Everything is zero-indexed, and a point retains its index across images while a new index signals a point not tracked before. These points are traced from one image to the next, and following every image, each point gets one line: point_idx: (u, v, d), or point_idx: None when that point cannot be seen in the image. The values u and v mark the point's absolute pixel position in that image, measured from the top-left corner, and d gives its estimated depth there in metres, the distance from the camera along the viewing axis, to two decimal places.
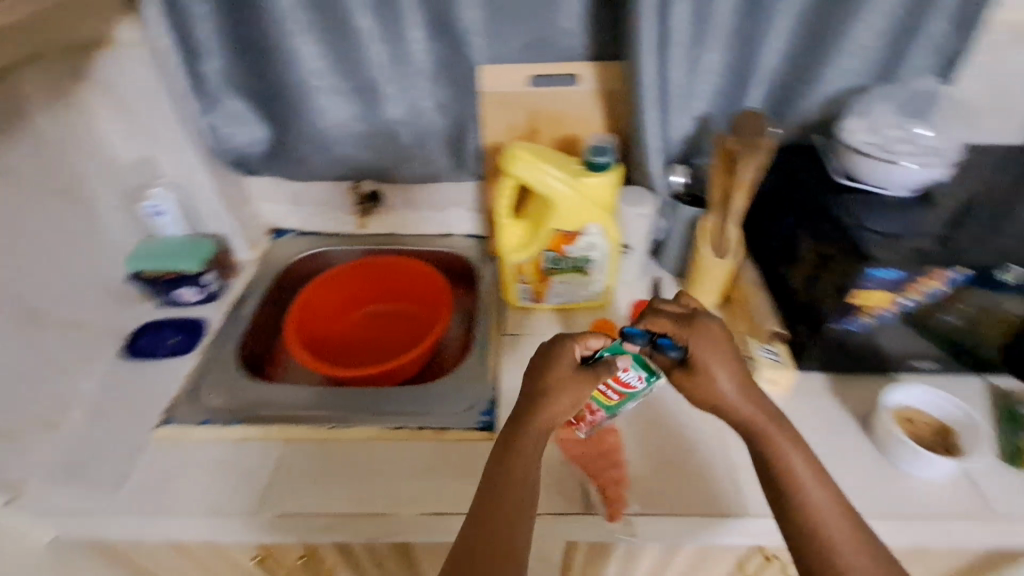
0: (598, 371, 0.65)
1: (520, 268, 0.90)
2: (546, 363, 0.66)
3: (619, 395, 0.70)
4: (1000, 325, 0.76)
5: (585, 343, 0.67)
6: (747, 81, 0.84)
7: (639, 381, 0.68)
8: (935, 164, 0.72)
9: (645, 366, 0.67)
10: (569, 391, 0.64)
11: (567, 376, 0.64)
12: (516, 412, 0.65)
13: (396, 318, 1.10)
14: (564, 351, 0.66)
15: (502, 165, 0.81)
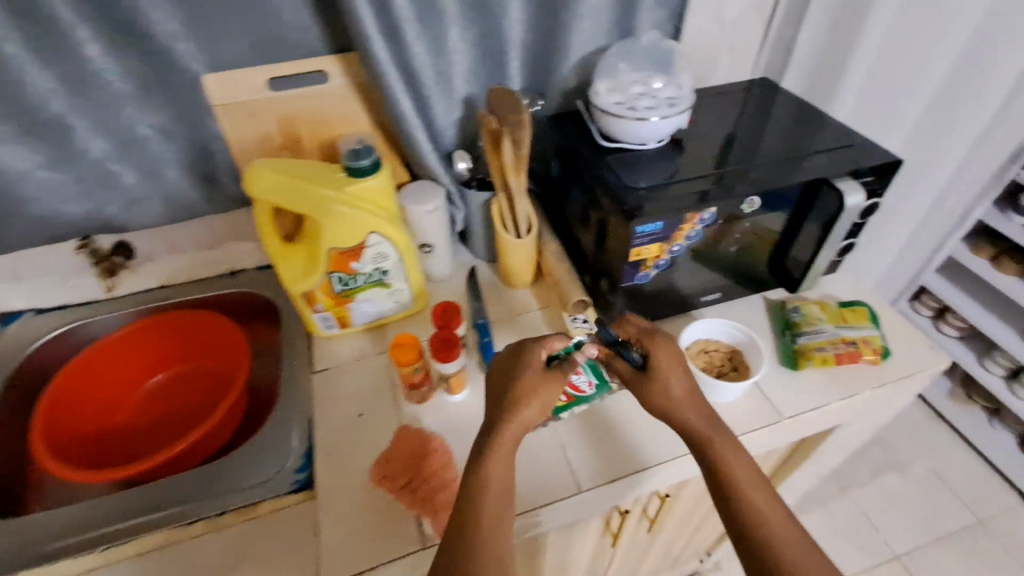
0: (563, 370, 0.67)
1: (311, 296, 0.79)
2: (518, 363, 0.66)
3: (569, 398, 0.75)
4: (760, 242, 0.84)
5: (548, 344, 0.68)
6: (499, 55, 0.82)
7: (587, 386, 0.77)
8: (674, 113, 0.76)
9: (595, 373, 0.78)
10: (538, 388, 0.64)
11: (537, 375, 0.65)
12: (491, 416, 0.63)
13: (194, 383, 0.95)
14: (533, 350, 0.67)
15: (248, 190, 0.71)
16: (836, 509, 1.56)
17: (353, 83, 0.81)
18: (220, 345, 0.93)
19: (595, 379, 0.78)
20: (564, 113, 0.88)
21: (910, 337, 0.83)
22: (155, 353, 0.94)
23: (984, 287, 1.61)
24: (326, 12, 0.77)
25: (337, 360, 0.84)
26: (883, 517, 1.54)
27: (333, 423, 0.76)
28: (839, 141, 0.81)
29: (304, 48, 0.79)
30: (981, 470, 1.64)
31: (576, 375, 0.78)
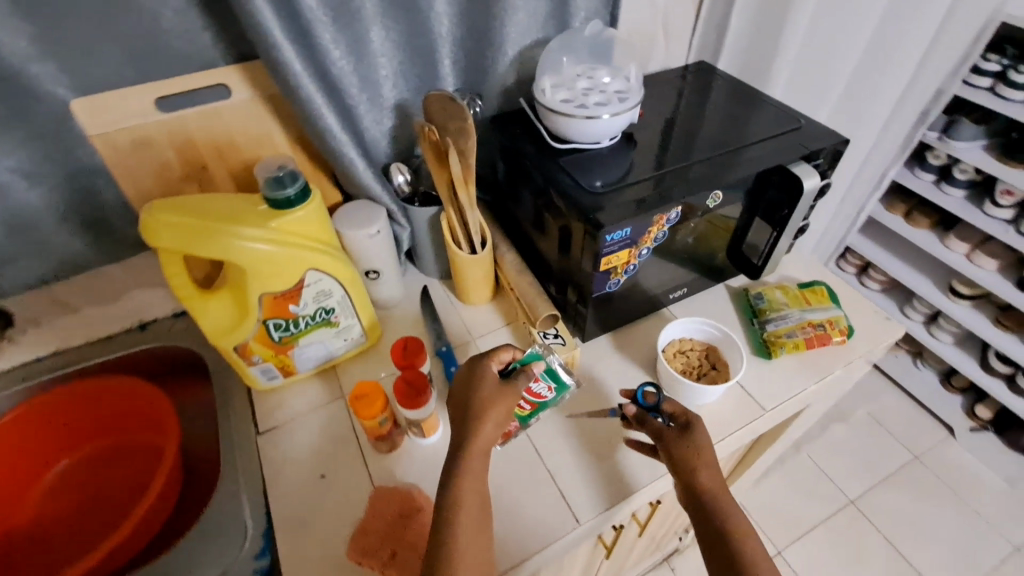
0: (517, 382, 0.62)
1: (246, 349, 0.69)
2: (471, 381, 0.62)
3: (532, 404, 0.69)
4: (719, 232, 0.82)
5: (496, 357, 0.64)
6: (429, 55, 0.73)
7: (549, 390, 0.68)
8: (626, 108, 0.70)
9: (555, 377, 0.67)
10: (496, 406, 0.60)
11: (495, 392, 0.61)
12: (454, 445, 0.59)
13: (115, 460, 0.81)
14: (484, 367, 0.63)
15: (149, 241, 0.59)
16: (793, 465, 1.63)
17: (262, 97, 0.70)
18: (143, 412, 0.80)
19: (555, 384, 0.68)
20: (506, 112, 0.81)
21: (864, 311, 0.85)
22: (58, 433, 0.79)
23: (900, 241, 1.72)
24: (218, 16, 0.65)
25: (287, 414, 0.74)
26: (833, 466, 1.63)
27: (293, 490, 0.67)
28: (786, 124, 0.80)
29: (196, 60, 0.67)
30: (910, 409, 1.78)
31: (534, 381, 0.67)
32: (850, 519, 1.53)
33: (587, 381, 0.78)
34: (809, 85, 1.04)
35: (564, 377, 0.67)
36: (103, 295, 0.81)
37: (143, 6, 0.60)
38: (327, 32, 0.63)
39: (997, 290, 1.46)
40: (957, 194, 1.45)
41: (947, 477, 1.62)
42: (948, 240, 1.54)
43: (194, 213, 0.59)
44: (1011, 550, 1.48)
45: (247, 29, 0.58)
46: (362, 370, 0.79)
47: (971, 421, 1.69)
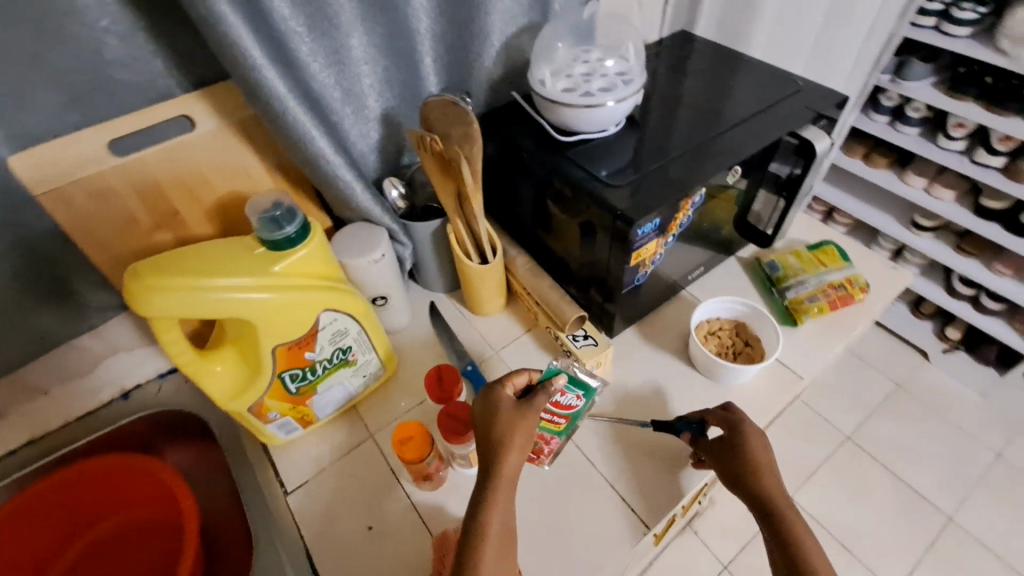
0: (535, 402, 0.56)
1: (261, 407, 0.62)
2: (487, 409, 0.56)
3: (566, 417, 0.62)
4: (727, 206, 0.79)
5: (511, 381, 0.58)
6: (413, 56, 0.67)
7: (579, 398, 0.61)
8: (631, 92, 0.67)
9: (581, 384, 0.59)
10: (517, 434, 0.53)
11: (512, 416, 0.55)
12: (476, 484, 0.52)
13: (120, 548, 0.72)
14: (499, 391, 0.57)
15: (136, 309, 0.51)
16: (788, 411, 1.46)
17: (230, 123, 0.62)
18: (148, 489, 0.72)
19: (582, 391, 0.60)
20: (498, 108, 0.76)
21: (871, 265, 0.87)
22: (49, 532, 0.69)
23: (861, 181, 1.54)
24: (173, 39, 0.56)
25: (314, 467, 0.68)
26: (827, 405, 1.46)
27: (339, 547, 0.61)
28: (783, 88, 0.79)
29: (151, 91, 0.58)
30: (886, 341, 1.59)
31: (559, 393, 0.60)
32: (852, 458, 1.36)
33: (622, 378, 0.75)
34: (782, 43, 1.04)
35: (591, 380, 0.59)
36: (75, 368, 0.71)
37: (82, 35, 0.51)
38: (304, 45, 0.57)
39: (956, 220, 1.30)
40: (912, 132, 1.29)
41: (932, 400, 1.47)
42: (906, 175, 1.37)
43: (185, 272, 0.52)
44: (994, 458, 1.35)
45: (219, 53, 0.51)
46: (385, 406, 0.73)
47: (943, 343, 1.52)
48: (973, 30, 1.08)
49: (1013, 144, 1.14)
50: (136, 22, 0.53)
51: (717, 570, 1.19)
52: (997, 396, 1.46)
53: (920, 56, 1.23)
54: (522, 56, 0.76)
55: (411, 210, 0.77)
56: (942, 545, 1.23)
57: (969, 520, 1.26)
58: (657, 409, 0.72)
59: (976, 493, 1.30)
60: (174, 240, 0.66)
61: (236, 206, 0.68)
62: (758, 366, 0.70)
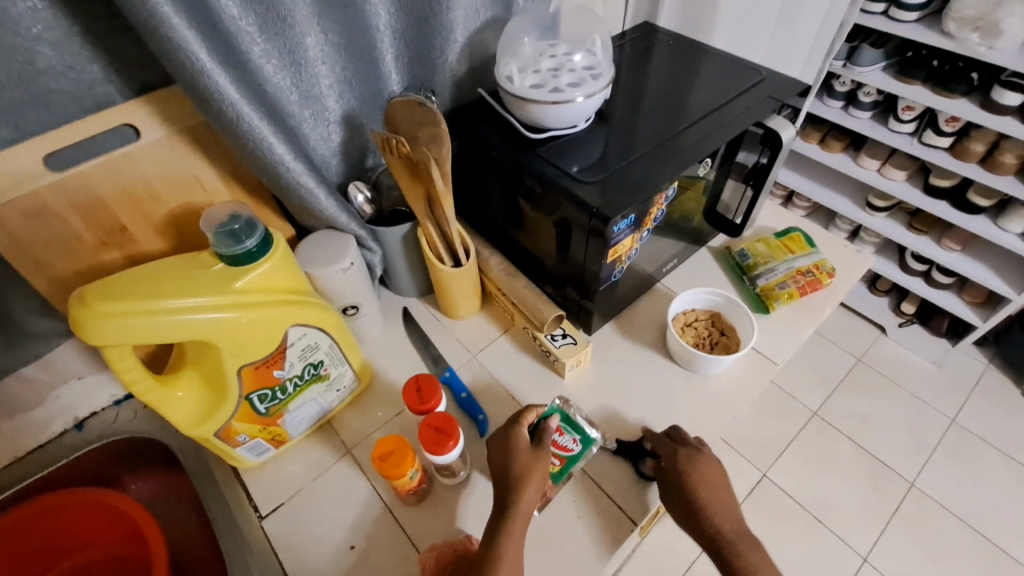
0: (545, 441, 0.59)
1: (228, 431, 0.59)
2: (507, 451, 0.58)
3: (561, 460, 0.62)
4: (697, 197, 0.79)
5: (526, 420, 0.61)
6: (374, 55, 0.65)
7: (575, 444, 0.63)
8: (600, 87, 0.65)
9: (576, 426, 0.64)
10: (533, 475, 0.56)
11: (529, 458, 0.57)
12: (492, 521, 0.54)
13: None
14: (517, 432, 0.59)
15: (86, 338, 0.47)
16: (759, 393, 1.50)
17: (179, 131, 0.58)
18: (115, 523, 0.67)
19: (579, 435, 0.63)
20: (464, 106, 0.74)
21: (835, 247, 0.89)
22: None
23: (817, 164, 1.59)
24: (114, 44, 0.52)
25: (290, 489, 0.65)
26: (794, 382, 1.51)
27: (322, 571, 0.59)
28: (747, 78, 0.79)
29: (93, 101, 0.54)
30: (844, 317, 1.66)
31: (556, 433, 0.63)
32: (819, 432, 1.41)
33: (600, 374, 0.75)
34: (742, 33, 1.05)
35: (588, 428, 0.63)
36: (23, 402, 0.66)
37: (12, 44, 0.46)
38: (256, 45, 0.54)
39: (909, 201, 1.35)
40: (863, 116, 1.33)
41: (890, 372, 1.53)
42: (860, 158, 1.41)
43: (138, 295, 0.48)
44: (948, 423, 1.43)
45: (163, 58, 0.47)
46: (362, 419, 0.70)
47: (898, 318, 1.57)
48: (920, 14, 1.12)
49: (959, 125, 1.18)
50: (72, 27, 0.49)
51: (697, 549, 1.21)
52: (948, 364, 1.53)
53: (868, 41, 1.23)
54: (486, 51, 0.74)
55: (379, 215, 0.74)
56: (906, 509, 1.29)
57: (929, 484, 1.33)
58: (637, 405, 0.72)
59: (934, 459, 1.36)
60: (124, 258, 0.62)
61: (189, 218, 0.64)
62: (735, 355, 0.70)
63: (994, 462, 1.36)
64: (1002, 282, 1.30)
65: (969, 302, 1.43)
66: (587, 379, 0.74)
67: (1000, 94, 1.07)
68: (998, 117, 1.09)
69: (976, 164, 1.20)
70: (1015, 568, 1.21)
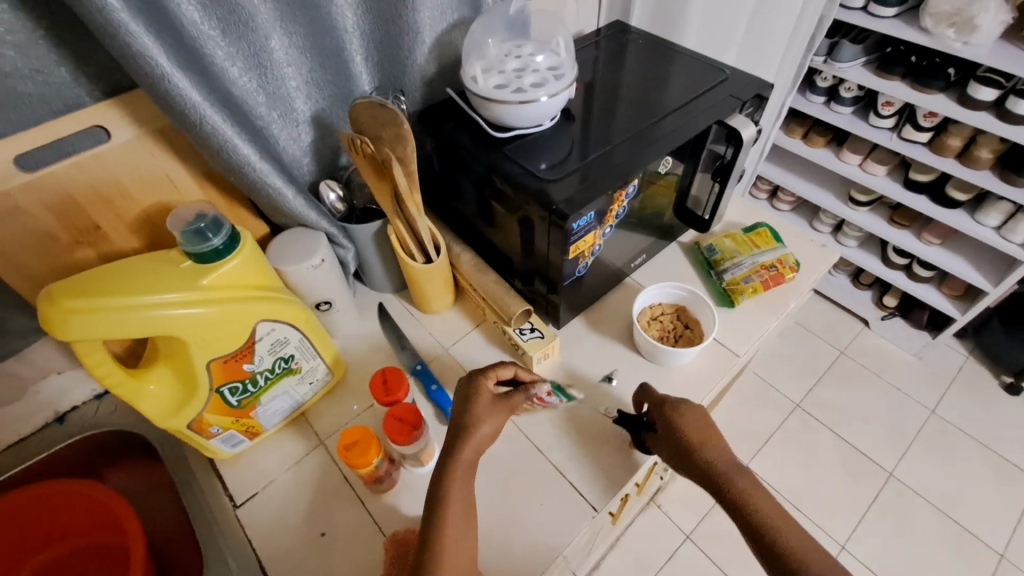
0: (514, 400, 0.61)
1: (201, 423, 0.61)
2: (468, 397, 0.60)
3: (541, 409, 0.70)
4: (667, 193, 0.81)
5: (495, 374, 0.62)
6: (341, 56, 0.66)
7: (552, 402, 0.70)
8: (563, 86, 0.67)
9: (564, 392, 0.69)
10: (484, 424, 0.57)
11: (487, 410, 0.59)
12: (431, 491, 0.54)
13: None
14: (483, 383, 0.60)
15: (54, 334, 0.49)
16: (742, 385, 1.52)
17: (149, 131, 0.60)
18: (93, 514, 0.69)
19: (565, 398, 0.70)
20: (433, 105, 0.76)
21: (803, 242, 0.91)
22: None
23: (800, 159, 1.60)
24: (77, 47, 0.53)
25: (264, 478, 0.67)
26: (776, 374, 1.53)
27: (295, 556, 0.61)
28: (712, 75, 0.81)
29: (61, 103, 0.55)
30: (826, 309, 1.68)
31: (546, 396, 0.67)
32: (801, 424, 1.43)
33: (568, 368, 0.77)
34: (713, 35, 1.07)
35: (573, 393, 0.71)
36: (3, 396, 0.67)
37: None
38: (219, 49, 0.55)
39: (888, 194, 1.37)
40: (845, 112, 1.34)
41: (871, 364, 1.55)
42: (841, 153, 1.42)
43: (104, 291, 0.50)
44: (927, 414, 1.45)
45: (125, 65, 0.49)
46: (336, 410, 0.72)
47: (880, 311, 1.60)
48: (898, 10, 1.13)
49: (937, 119, 1.20)
50: (34, 30, 0.50)
51: (680, 538, 1.24)
52: (927, 355, 1.56)
53: (848, 37, 1.24)
54: (454, 51, 0.76)
55: (351, 212, 0.76)
56: (883, 498, 1.32)
57: (907, 473, 1.35)
58: (607, 398, 0.74)
59: (912, 446, 1.39)
60: (97, 256, 0.64)
61: (162, 217, 0.66)
62: (697, 347, 0.72)
63: (970, 452, 1.39)
64: (978, 276, 1.32)
65: (948, 295, 1.45)
66: (556, 372, 0.77)
67: (975, 89, 1.09)
68: (974, 112, 1.10)
69: (953, 158, 1.21)
70: (989, 555, 1.23)
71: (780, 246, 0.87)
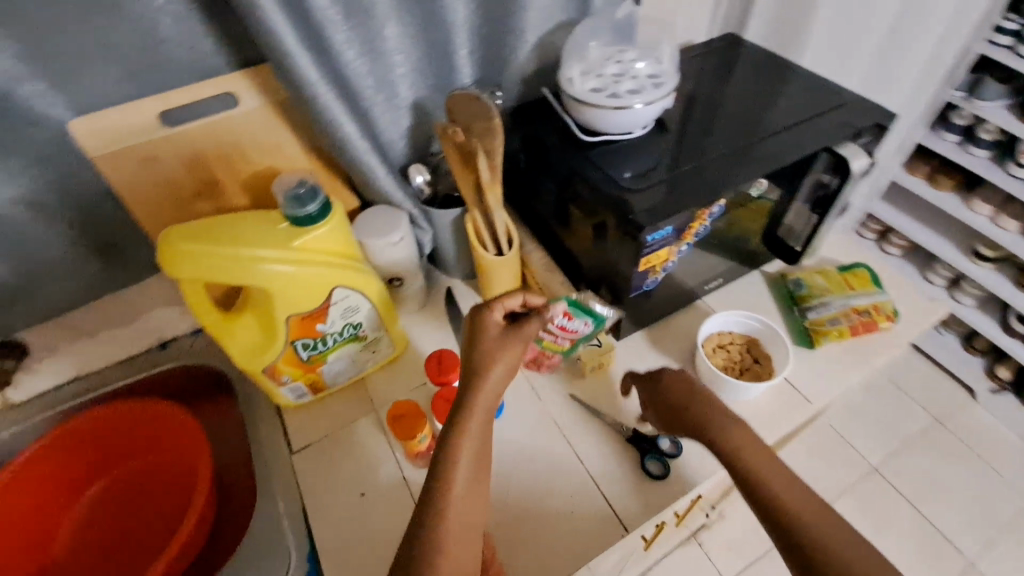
0: (527, 326, 0.59)
1: (274, 370, 0.66)
2: (473, 333, 0.58)
3: (572, 339, 0.70)
4: (756, 218, 0.77)
5: (499, 306, 0.60)
6: (447, 48, 0.69)
7: (585, 326, 0.68)
8: (659, 95, 0.66)
9: (588, 312, 0.67)
10: (499, 363, 0.54)
11: (497, 341, 0.56)
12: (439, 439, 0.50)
13: (133, 499, 0.77)
14: (486, 316, 0.59)
15: (167, 270, 0.55)
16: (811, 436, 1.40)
17: (269, 101, 0.66)
18: (171, 435, 0.76)
19: (591, 318, 0.67)
20: (527, 103, 0.77)
21: (904, 292, 0.82)
22: (77, 469, 0.75)
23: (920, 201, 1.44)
24: (221, 23, 0.61)
25: (318, 431, 0.72)
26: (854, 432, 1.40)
27: (334, 510, 0.65)
28: (827, 100, 0.75)
29: (202, 70, 0.63)
30: (927, 371, 1.50)
31: (566, 319, 0.67)
32: (874, 491, 1.30)
33: (621, 381, 0.75)
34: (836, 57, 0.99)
35: (598, 310, 0.67)
36: (123, 318, 0.78)
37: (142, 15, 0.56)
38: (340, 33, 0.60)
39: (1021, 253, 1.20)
40: (980, 155, 1.17)
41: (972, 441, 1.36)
42: (971, 201, 1.26)
43: (212, 238, 0.56)
44: None
45: (257, 40, 0.54)
46: (392, 383, 0.76)
47: (992, 383, 1.40)
48: None
49: None
50: (190, 5, 0.58)
51: None
52: None
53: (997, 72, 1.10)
54: (555, 53, 0.77)
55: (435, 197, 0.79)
56: None
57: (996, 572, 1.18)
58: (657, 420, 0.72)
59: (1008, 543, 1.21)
60: (213, 209, 0.71)
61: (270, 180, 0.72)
62: (764, 383, 0.69)
63: None
64: None
65: None
66: (607, 383, 0.75)
67: None
68: None
69: None
70: None
71: (878, 291, 0.79)
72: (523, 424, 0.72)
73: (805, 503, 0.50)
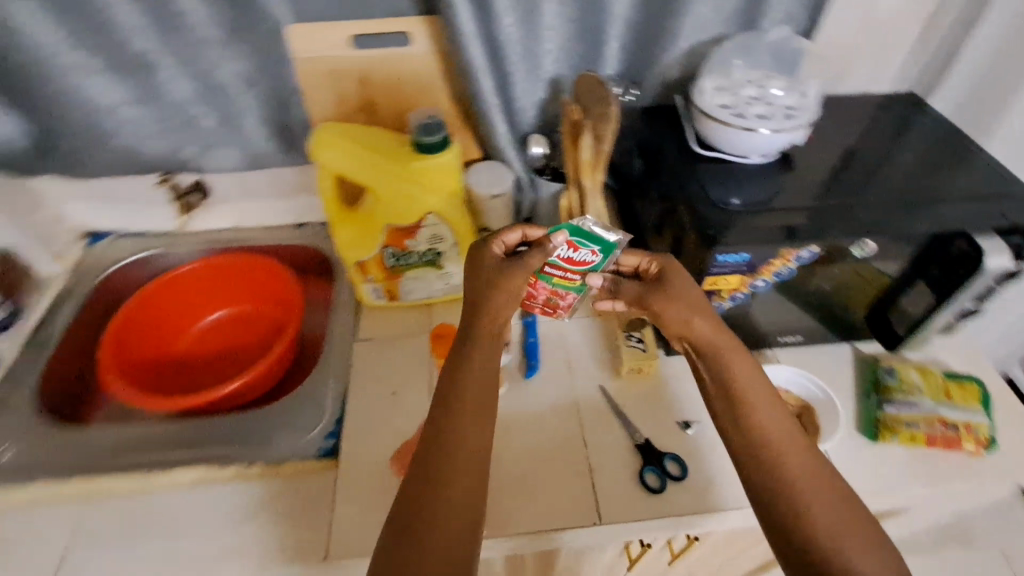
0: (527, 261, 0.59)
1: (364, 267, 0.78)
2: (473, 263, 0.62)
3: (581, 274, 0.62)
4: (862, 287, 0.71)
5: (501, 240, 0.63)
6: (597, 39, 0.75)
7: (595, 258, 0.60)
8: (789, 126, 0.66)
9: (594, 239, 0.59)
10: (503, 293, 0.59)
11: (494, 271, 0.60)
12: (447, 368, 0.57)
13: (239, 330, 0.96)
14: (486, 250, 0.62)
15: (314, 155, 0.69)
16: None
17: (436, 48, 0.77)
18: (279, 294, 0.93)
19: (599, 247, 0.59)
20: (658, 107, 0.80)
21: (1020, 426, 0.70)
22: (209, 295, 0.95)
23: None
24: None
25: (380, 332, 0.82)
26: None
27: (367, 397, 0.75)
28: (990, 185, 0.67)
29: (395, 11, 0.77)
30: None
31: (571, 249, 0.60)
32: None
33: (655, 394, 0.75)
34: None
35: (607, 236, 0.59)
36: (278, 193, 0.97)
37: None
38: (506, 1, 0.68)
39: None
40: None
41: None
42: None
43: (353, 141, 0.69)
44: None
45: None
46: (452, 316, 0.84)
47: None
48: None
49: None
50: None
51: None
52: None
53: None
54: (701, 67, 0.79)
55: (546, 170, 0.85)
56: None
57: None
58: (674, 441, 0.71)
59: None
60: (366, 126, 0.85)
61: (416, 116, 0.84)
62: None
63: None
64: None
65: None
66: (641, 390, 0.76)
67: None
68: None
69: None
70: None
71: (982, 411, 0.69)
72: (549, 395, 0.75)
73: (828, 517, 0.48)
